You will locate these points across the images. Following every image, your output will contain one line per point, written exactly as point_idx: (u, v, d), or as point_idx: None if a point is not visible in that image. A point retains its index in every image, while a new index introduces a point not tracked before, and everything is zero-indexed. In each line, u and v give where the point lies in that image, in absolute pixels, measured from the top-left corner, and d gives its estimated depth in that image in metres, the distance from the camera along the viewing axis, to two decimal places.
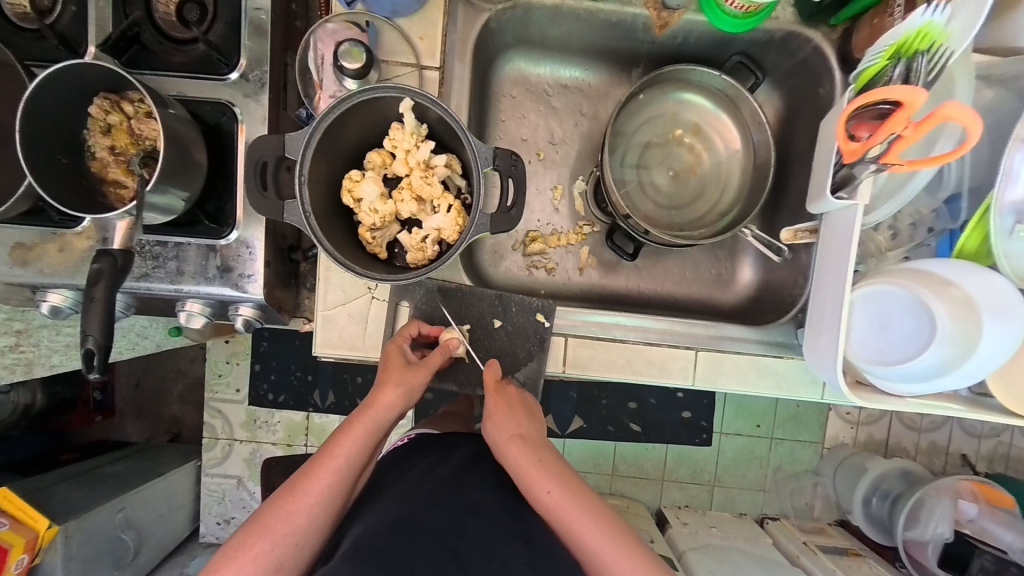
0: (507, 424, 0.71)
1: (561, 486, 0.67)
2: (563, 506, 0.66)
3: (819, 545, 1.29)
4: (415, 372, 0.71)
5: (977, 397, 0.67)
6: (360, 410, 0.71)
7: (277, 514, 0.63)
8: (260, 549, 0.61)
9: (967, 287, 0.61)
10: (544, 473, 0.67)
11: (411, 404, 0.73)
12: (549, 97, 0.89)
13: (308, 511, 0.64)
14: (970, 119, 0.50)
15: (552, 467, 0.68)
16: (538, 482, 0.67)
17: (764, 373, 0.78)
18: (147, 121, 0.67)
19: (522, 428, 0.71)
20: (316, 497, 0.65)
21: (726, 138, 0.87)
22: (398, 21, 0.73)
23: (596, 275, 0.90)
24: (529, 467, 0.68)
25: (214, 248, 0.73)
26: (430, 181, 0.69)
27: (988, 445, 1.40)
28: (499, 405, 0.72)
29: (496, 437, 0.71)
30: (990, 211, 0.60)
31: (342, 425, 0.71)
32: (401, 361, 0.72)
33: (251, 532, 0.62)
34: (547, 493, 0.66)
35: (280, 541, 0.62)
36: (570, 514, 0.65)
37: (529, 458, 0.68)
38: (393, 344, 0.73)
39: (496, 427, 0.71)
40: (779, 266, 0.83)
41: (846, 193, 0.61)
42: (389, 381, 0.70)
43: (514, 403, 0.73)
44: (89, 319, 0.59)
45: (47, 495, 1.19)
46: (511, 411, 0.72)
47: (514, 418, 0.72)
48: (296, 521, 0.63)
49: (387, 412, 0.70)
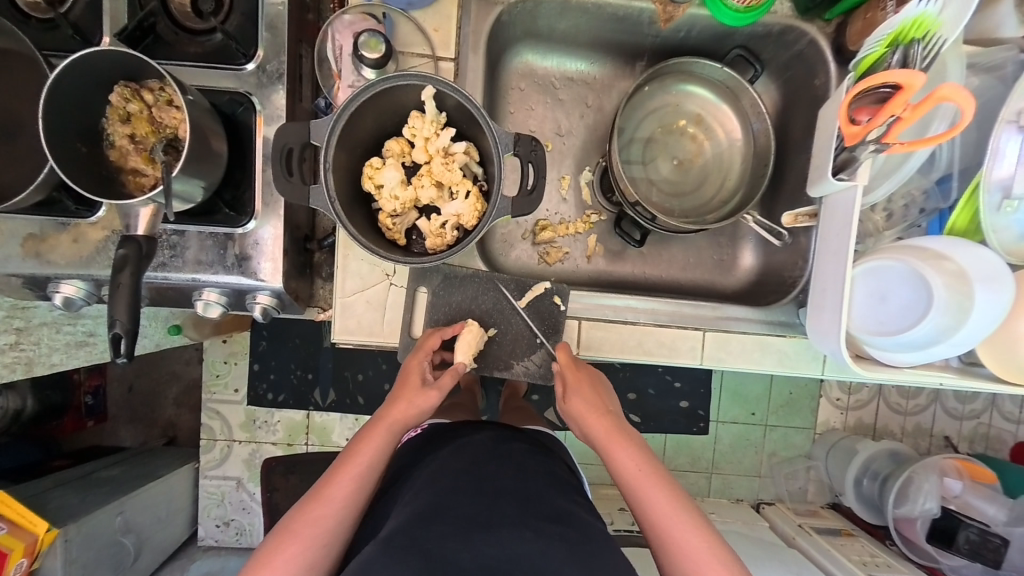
0: (590, 399, 0.76)
1: (642, 464, 0.70)
2: (642, 480, 0.69)
3: (813, 527, 1.35)
4: (424, 395, 0.75)
5: (967, 367, 0.71)
6: (376, 421, 0.75)
7: (307, 516, 0.66)
8: (292, 552, 0.63)
9: (959, 259, 0.65)
10: (631, 451, 0.71)
11: (422, 420, 0.77)
12: (556, 89, 0.92)
13: (335, 513, 0.66)
14: (964, 99, 0.54)
15: (636, 447, 0.72)
16: (622, 455, 0.71)
17: (768, 351, 0.81)
18: (168, 109, 0.68)
19: (606, 404, 0.76)
20: (341, 500, 0.67)
21: (726, 128, 0.91)
22: (412, 13, 0.75)
23: (603, 262, 0.92)
24: (612, 440, 0.72)
25: (232, 236, 0.73)
26: (450, 167, 0.70)
27: (969, 425, 1.47)
28: (582, 381, 0.76)
29: (575, 408, 0.76)
30: (978, 189, 0.65)
31: (358, 435, 0.74)
32: (418, 380, 0.75)
33: (282, 537, 0.64)
34: (627, 463, 0.70)
35: (311, 543, 0.64)
36: (648, 488, 0.68)
37: (613, 433, 0.73)
38: (414, 359, 0.76)
39: (576, 399, 0.76)
40: (779, 250, 0.87)
41: (846, 175, 0.65)
42: (406, 397, 0.74)
43: (595, 383, 0.78)
44: (116, 305, 0.58)
45: (45, 500, 1.17)
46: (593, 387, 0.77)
47: (595, 397, 0.76)
48: (326, 524, 0.66)
49: (402, 424, 0.74)
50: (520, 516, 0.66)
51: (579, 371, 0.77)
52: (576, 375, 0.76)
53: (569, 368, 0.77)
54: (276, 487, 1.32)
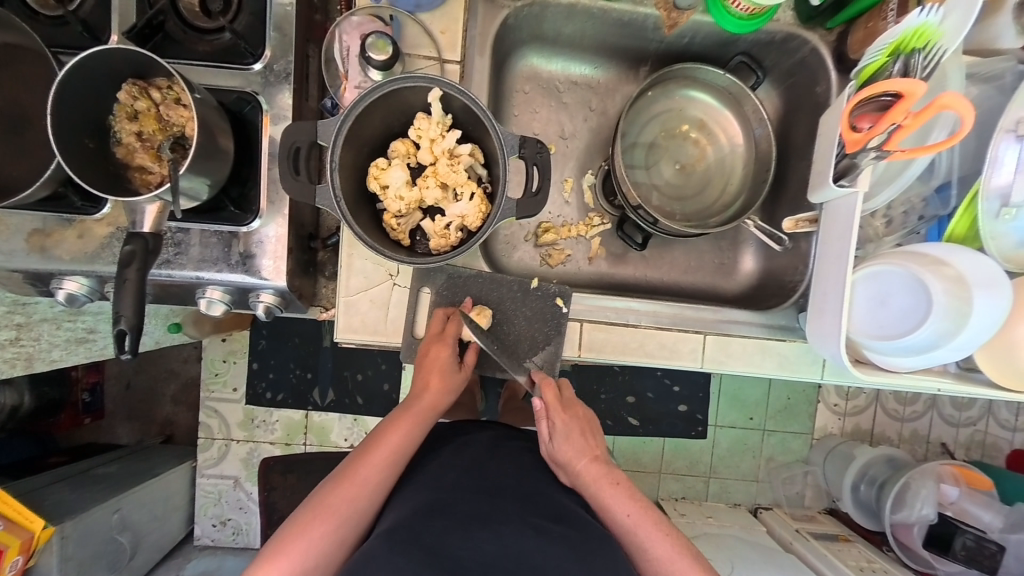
0: (577, 447, 0.75)
1: (637, 508, 0.70)
2: (639, 526, 0.69)
3: (811, 532, 1.36)
4: (448, 375, 0.77)
5: (965, 372, 0.72)
6: (403, 406, 0.76)
7: (339, 495, 0.66)
8: (324, 529, 0.63)
9: (959, 265, 0.66)
10: (622, 495, 0.71)
11: (447, 404, 0.79)
12: (561, 93, 0.93)
13: (368, 494, 0.68)
14: (964, 108, 0.55)
15: (627, 492, 0.72)
16: (615, 504, 0.71)
17: (768, 354, 0.82)
18: (176, 107, 0.68)
19: (594, 449, 0.76)
20: (374, 482, 0.68)
21: (729, 133, 0.92)
22: (420, 15, 0.76)
23: (605, 264, 0.93)
24: (603, 488, 0.72)
25: (237, 234, 0.73)
26: (455, 169, 0.71)
27: (966, 432, 1.48)
28: (569, 426, 0.77)
29: (565, 456, 0.76)
30: (978, 197, 0.66)
31: (385, 420, 0.75)
32: (449, 363, 0.77)
33: (313, 514, 0.64)
34: (623, 515, 0.70)
35: (343, 521, 0.65)
36: (646, 531, 0.69)
37: (604, 480, 0.72)
38: (439, 346, 0.76)
39: (564, 445, 0.76)
40: (780, 254, 0.88)
41: (847, 181, 0.66)
42: (437, 381, 0.76)
43: (583, 425, 0.78)
44: (122, 301, 0.58)
45: (42, 496, 1.17)
46: (581, 433, 0.77)
47: (581, 441, 0.76)
48: (359, 505, 0.67)
49: (430, 411, 0.76)
50: (520, 514, 0.67)
51: (563, 410, 0.78)
52: (562, 418, 0.77)
53: (554, 414, 0.77)
54: (274, 486, 1.32)
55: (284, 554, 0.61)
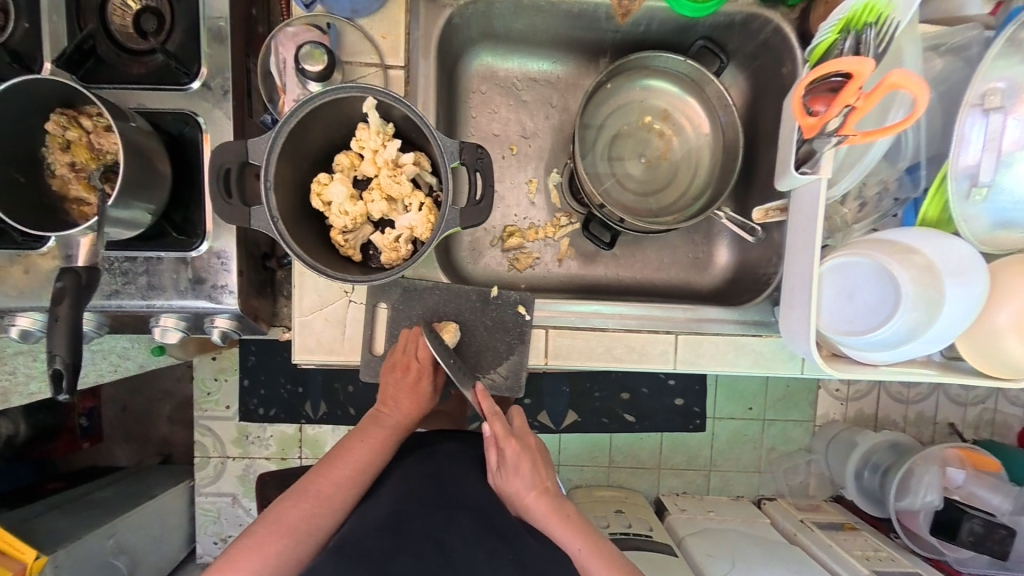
0: (527, 481, 0.72)
1: (588, 541, 0.69)
2: (590, 562, 0.67)
3: (816, 522, 1.32)
4: (422, 399, 0.76)
5: (949, 361, 0.68)
6: (371, 422, 0.75)
7: (298, 511, 0.65)
8: (282, 547, 0.62)
9: (927, 252, 0.63)
10: (573, 528, 0.69)
11: (414, 422, 0.77)
12: (519, 91, 0.89)
13: (331, 512, 0.66)
14: (916, 86, 0.53)
15: (578, 524, 0.70)
16: (566, 537, 0.69)
17: (743, 351, 0.78)
18: (106, 135, 0.67)
19: (545, 481, 0.73)
20: (336, 498, 0.67)
21: (694, 122, 0.88)
22: (359, 21, 0.74)
23: (575, 265, 0.90)
24: (554, 523, 0.70)
25: (185, 260, 0.72)
26: (398, 179, 0.68)
27: (974, 411, 1.43)
28: (520, 456, 0.73)
29: (514, 489, 0.73)
30: (947, 177, 0.63)
31: (350, 435, 0.73)
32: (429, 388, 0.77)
33: (271, 532, 0.63)
34: (574, 547, 0.68)
35: (302, 539, 0.63)
36: (596, 567, 0.67)
37: (554, 514, 0.70)
38: (417, 368, 0.75)
39: (513, 477, 0.73)
40: (754, 246, 0.84)
41: (809, 168, 0.62)
42: (409, 401, 0.75)
43: (534, 456, 0.75)
44: (54, 340, 0.57)
45: (35, 525, 1.17)
46: (531, 464, 0.73)
47: (531, 473, 0.73)
48: (320, 523, 0.65)
49: (397, 429, 0.75)
50: (475, 532, 0.66)
51: (513, 438, 0.74)
52: (513, 447, 0.73)
53: (505, 444, 0.73)
54: None
55: (235, 570, 0.60)
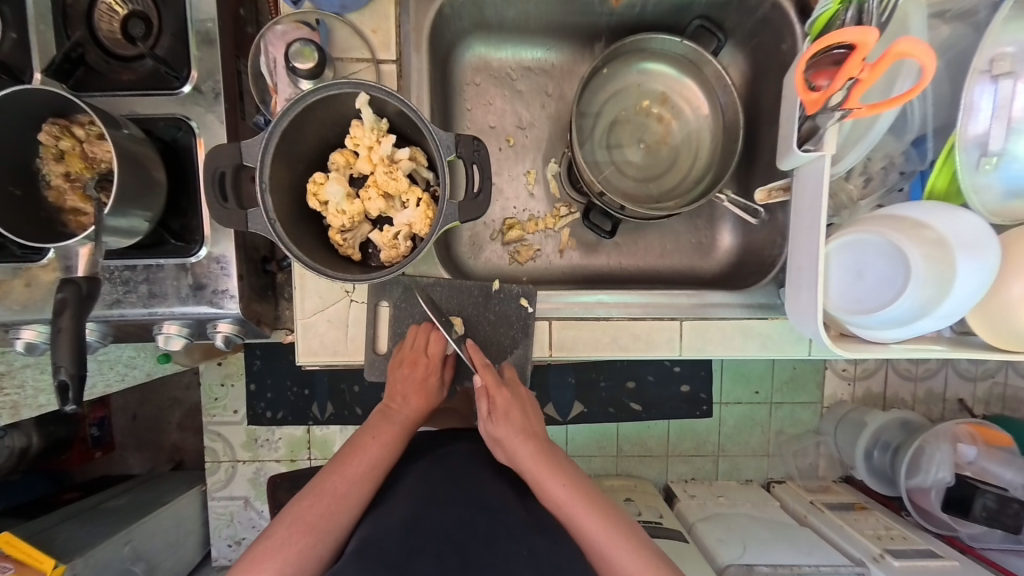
0: (516, 427, 0.71)
1: (573, 485, 0.69)
2: (575, 504, 0.67)
3: (826, 503, 1.32)
4: (430, 393, 0.76)
5: (960, 336, 0.67)
6: (381, 418, 0.74)
7: (316, 510, 0.65)
8: (303, 546, 0.62)
9: (938, 227, 0.62)
10: (560, 473, 0.69)
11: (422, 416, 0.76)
12: (514, 80, 0.88)
13: (348, 509, 0.66)
14: (924, 53, 0.51)
15: (564, 469, 0.70)
16: (552, 481, 0.68)
17: (750, 336, 0.77)
18: (99, 143, 0.66)
19: (533, 427, 0.72)
20: (353, 495, 0.67)
21: (693, 104, 0.87)
22: (348, 17, 0.72)
23: (577, 256, 0.89)
24: (541, 467, 0.69)
25: (186, 266, 0.71)
26: (395, 176, 0.67)
27: (984, 386, 1.42)
28: (509, 403, 0.72)
29: (503, 435, 0.71)
30: (957, 147, 0.61)
31: (361, 432, 0.73)
32: (436, 383, 0.76)
33: (291, 531, 0.63)
34: (559, 489, 0.68)
35: (321, 537, 0.63)
36: (580, 508, 0.67)
37: (542, 460, 0.70)
38: (423, 363, 0.75)
39: (502, 423, 0.71)
40: (757, 228, 0.83)
41: (812, 145, 0.61)
42: (415, 395, 0.74)
43: (524, 405, 0.73)
44: (58, 351, 0.57)
45: (52, 535, 1.18)
46: (519, 412, 0.72)
47: (519, 420, 0.71)
48: (339, 520, 0.65)
49: (407, 424, 0.74)
50: (493, 533, 0.66)
51: (503, 388, 0.73)
52: (503, 397, 0.71)
53: (493, 391, 0.71)
54: None
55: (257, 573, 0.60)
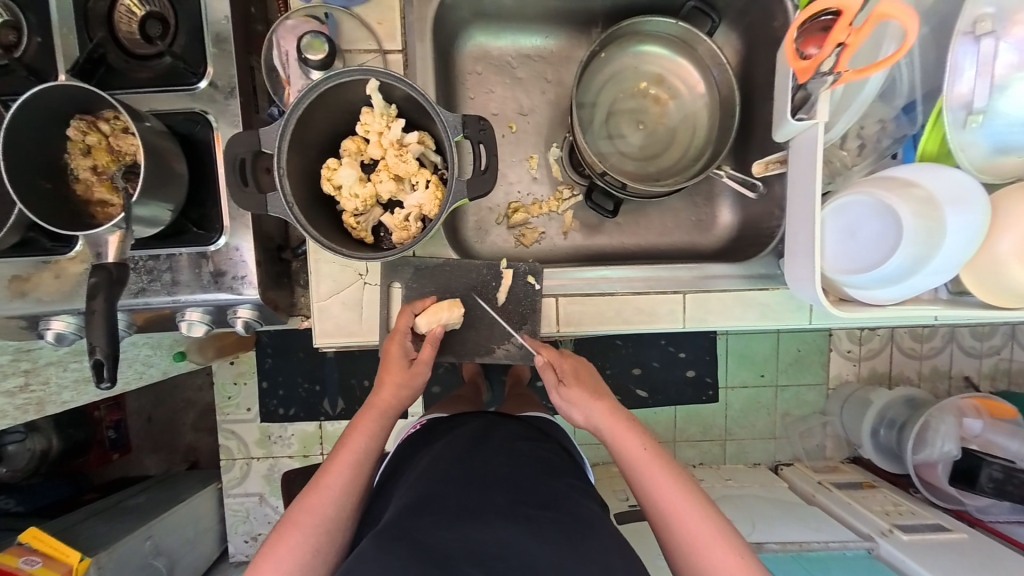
0: (582, 387, 0.75)
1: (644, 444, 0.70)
2: (644, 463, 0.68)
3: (833, 482, 1.34)
4: (402, 372, 0.75)
5: (955, 298, 0.70)
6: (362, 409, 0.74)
7: (305, 507, 0.65)
8: (295, 542, 0.63)
9: (927, 184, 0.64)
10: (630, 430, 0.71)
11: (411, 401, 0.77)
12: (513, 68, 0.91)
13: (335, 501, 0.67)
14: (904, 14, 0.55)
15: (634, 428, 0.71)
16: (622, 440, 0.70)
17: (750, 305, 0.80)
18: (124, 136, 0.69)
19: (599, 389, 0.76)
20: (340, 487, 0.68)
21: (688, 82, 0.89)
22: (355, 10, 0.76)
23: (580, 237, 0.92)
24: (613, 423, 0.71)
25: (205, 254, 0.74)
26: (404, 159, 0.71)
27: (989, 363, 1.45)
28: (575, 368, 0.77)
29: (572, 398, 0.74)
30: (943, 109, 0.64)
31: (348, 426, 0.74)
32: (403, 362, 0.74)
33: (283, 529, 0.64)
34: (631, 445, 0.69)
35: (314, 531, 0.64)
36: (651, 468, 0.67)
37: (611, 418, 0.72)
38: (394, 341, 0.75)
39: (573, 386, 0.75)
40: (755, 202, 0.86)
41: (805, 114, 0.64)
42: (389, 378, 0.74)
43: (583, 369, 0.79)
44: (93, 332, 0.60)
45: (77, 532, 1.20)
46: (578, 372, 0.77)
47: (586, 383, 0.76)
48: (327, 512, 0.65)
49: (387, 410, 0.74)
50: (510, 505, 0.66)
51: (566, 358, 0.79)
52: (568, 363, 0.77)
53: (558, 363, 0.78)
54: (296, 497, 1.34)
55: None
